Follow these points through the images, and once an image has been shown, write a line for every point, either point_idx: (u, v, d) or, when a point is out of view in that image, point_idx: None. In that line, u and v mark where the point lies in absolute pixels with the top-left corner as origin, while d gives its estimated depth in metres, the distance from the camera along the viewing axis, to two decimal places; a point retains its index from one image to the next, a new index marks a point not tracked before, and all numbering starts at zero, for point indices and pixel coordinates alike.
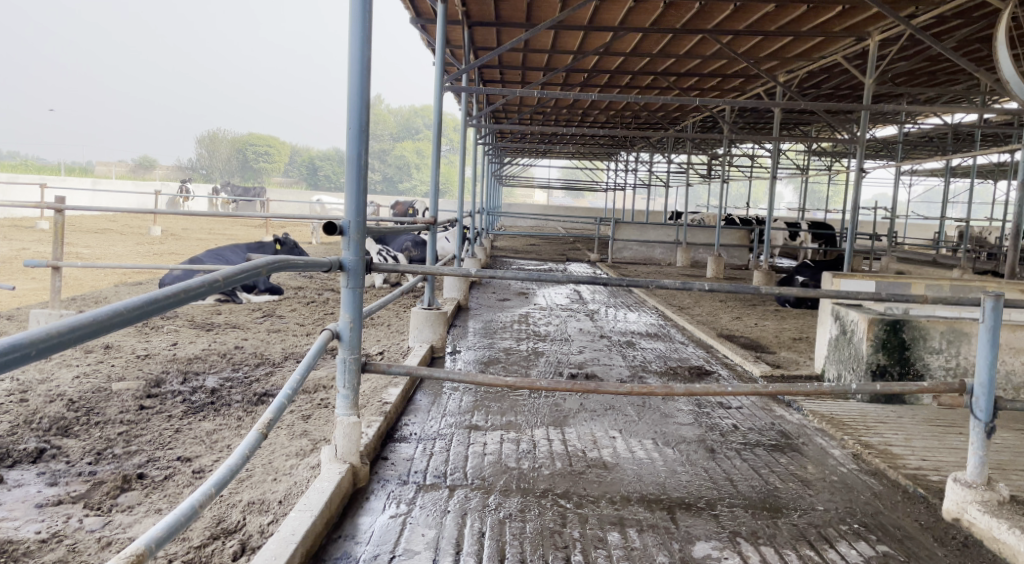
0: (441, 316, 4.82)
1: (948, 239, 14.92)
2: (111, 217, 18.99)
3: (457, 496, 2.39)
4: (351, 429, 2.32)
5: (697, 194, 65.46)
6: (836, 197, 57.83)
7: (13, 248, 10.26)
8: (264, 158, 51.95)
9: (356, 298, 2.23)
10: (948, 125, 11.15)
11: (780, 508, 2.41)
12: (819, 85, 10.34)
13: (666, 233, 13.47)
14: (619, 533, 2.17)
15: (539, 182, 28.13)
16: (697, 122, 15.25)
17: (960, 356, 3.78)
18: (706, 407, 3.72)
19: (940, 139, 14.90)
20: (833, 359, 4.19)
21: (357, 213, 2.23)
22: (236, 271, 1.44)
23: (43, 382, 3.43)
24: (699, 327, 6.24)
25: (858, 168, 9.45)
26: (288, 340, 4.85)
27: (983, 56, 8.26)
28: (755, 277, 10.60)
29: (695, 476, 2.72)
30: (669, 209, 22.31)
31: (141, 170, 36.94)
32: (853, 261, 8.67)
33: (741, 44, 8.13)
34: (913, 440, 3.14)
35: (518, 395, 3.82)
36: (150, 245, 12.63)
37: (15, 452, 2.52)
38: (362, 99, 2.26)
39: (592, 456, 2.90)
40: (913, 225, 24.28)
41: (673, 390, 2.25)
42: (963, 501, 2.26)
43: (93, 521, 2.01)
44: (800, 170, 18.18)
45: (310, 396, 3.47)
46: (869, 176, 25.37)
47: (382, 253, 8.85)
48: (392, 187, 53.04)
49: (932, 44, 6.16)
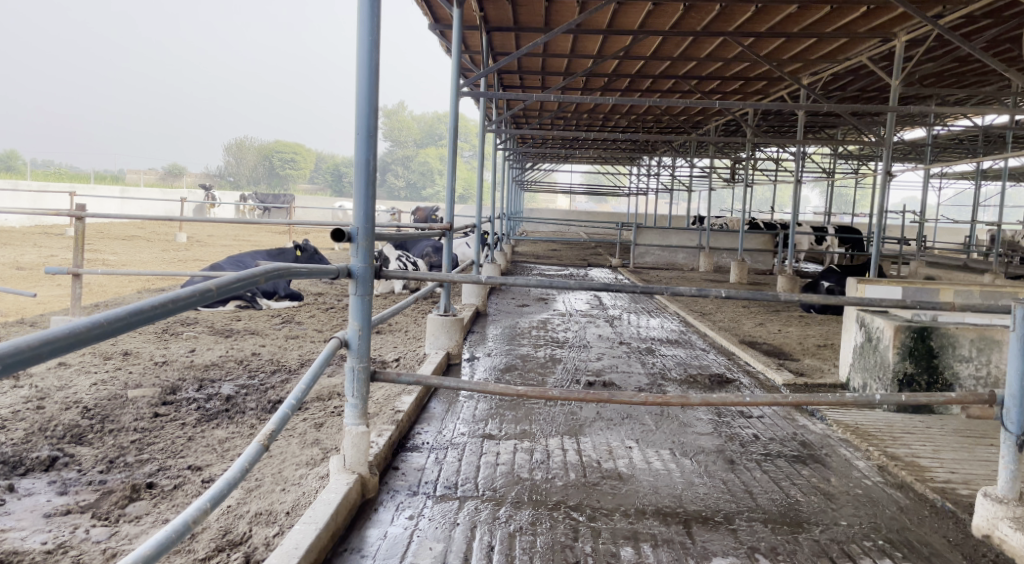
0: (457, 323, 4.78)
1: (980, 243, 14.51)
2: (140, 224, 19.38)
3: (468, 508, 2.35)
4: (359, 439, 2.29)
5: (722, 198, 64.86)
6: (864, 200, 57.02)
7: (42, 255, 10.47)
8: (290, 165, 52.80)
9: (365, 306, 2.21)
10: (979, 126, 10.85)
11: (802, 523, 2.32)
12: (844, 87, 10.15)
13: (688, 238, 13.32)
14: (632, 548, 2.11)
15: (560, 187, 28.17)
16: (720, 125, 15.09)
17: (991, 365, 3.64)
18: (726, 417, 3.64)
19: (971, 141, 14.56)
20: (858, 366, 4.07)
21: (366, 219, 2.21)
22: (232, 279, 1.40)
23: (60, 389, 3.47)
24: (721, 334, 6.14)
25: (886, 171, 9.20)
26: (305, 347, 4.85)
27: (1014, 55, 8.04)
28: (780, 283, 10.41)
29: (713, 488, 2.64)
30: (692, 213, 22.10)
31: (170, 177, 37.61)
32: (881, 266, 8.45)
33: (762, 46, 8.02)
34: (942, 452, 3.02)
35: (533, 403, 3.76)
36: (175, 251, 12.80)
37: (28, 460, 2.53)
38: (370, 105, 2.23)
39: (607, 467, 2.83)
40: (944, 230, 23.78)
41: (689, 399, 2.18)
42: (993, 518, 2.15)
43: (100, 532, 2.00)
44: (826, 173, 17.85)
45: (323, 403, 3.46)
46: (899, 180, 24.86)
47: (402, 259, 8.86)
48: (415, 193, 53.40)
49: (961, 43, 5.97)
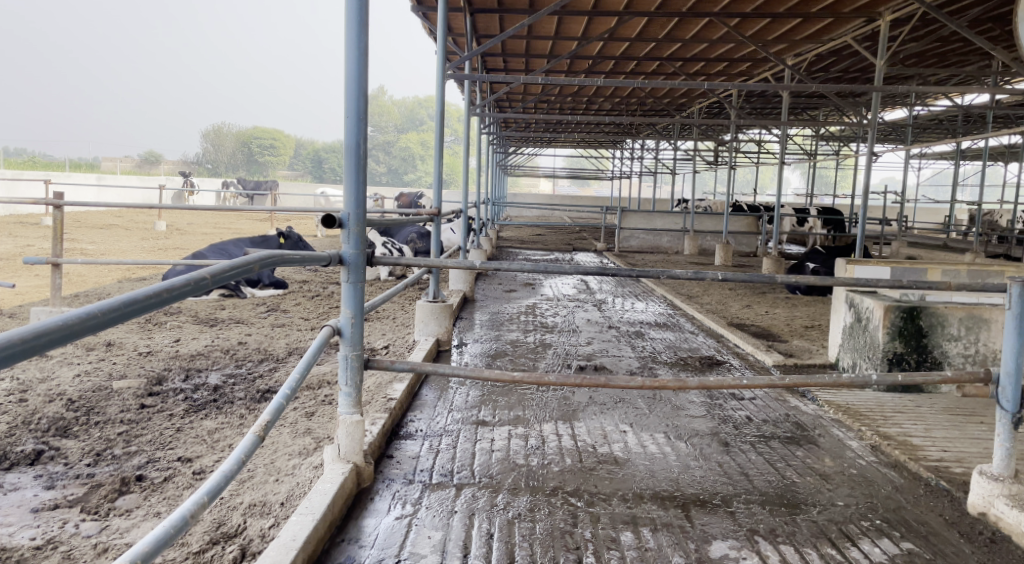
0: (446, 309, 4.74)
1: (960, 223, 14.68)
2: (116, 213, 19.02)
3: (465, 496, 2.32)
4: (354, 428, 2.25)
5: (704, 181, 65.19)
6: (844, 182, 57.73)
7: (18, 244, 10.25)
8: (270, 151, 52.18)
9: (357, 293, 2.16)
10: (960, 106, 10.95)
11: (798, 504, 2.33)
12: (827, 69, 10.18)
13: (673, 221, 13.35)
14: (632, 533, 2.10)
15: (543, 171, 28.17)
16: (704, 107, 15.09)
17: (979, 344, 3.68)
18: (718, 399, 3.65)
19: (951, 122, 14.70)
20: (848, 347, 4.10)
21: (357, 205, 2.15)
22: (225, 266, 1.35)
23: (43, 381, 3.38)
24: (709, 316, 6.16)
25: (870, 152, 9.24)
26: (292, 335, 4.79)
27: (996, 35, 8.09)
28: (765, 265, 10.46)
29: (709, 471, 2.63)
30: (676, 196, 22.15)
31: (146, 163, 36.81)
32: (866, 247, 8.40)
33: (748, 27, 7.99)
34: (934, 430, 3.05)
35: (526, 388, 3.75)
36: (154, 240, 12.56)
37: (12, 454, 2.46)
38: (359, 86, 2.16)
39: (602, 451, 2.82)
40: (923, 211, 24.10)
41: (686, 383, 2.16)
42: (990, 495, 2.17)
43: (89, 527, 1.95)
44: (809, 155, 17.96)
45: (314, 392, 3.42)
46: (879, 162, 25.12)
47: (388, 244, 8.78)
48: (397, 178, 53.00)
49: (947, 22, 5.97)
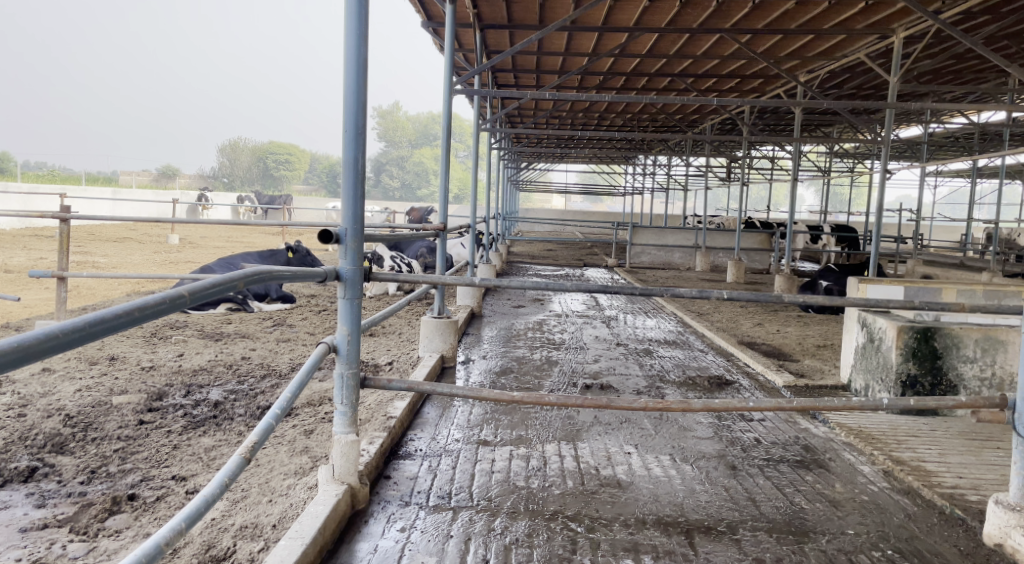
0: (451, 325, 4.70)
1: (977, 243, 14.40)
2: (130, 226, 19.21)
3: (462, 520, 2.26)
4: (349, 448, 2.20)
5: (717, 198, 64.98)
6: (858, 200, 57.36)
7: (31, 258, 10.34)
8: (285, 166, 52.66)
9: (354, 309, 2.12)
10: (976, 123, 10.82)
11: (807, 532, 2.25)
12: (840, 85, 10.15)
13: (684, 237, 13.27)
14: (632, 561, 2.03)
15: (556, 187, 28.25)
16: (716, 123, 15.02)
17: (995, 366, 3.57)
18: (726, 420, 3.57)
19: (966, 138, 14.52)
20: (860, 368, 4.00)
21: (354, 220, 2.12)
22: (208, 283, 1.31)
23: (44, 395, 3.37)
24: (719, 334, 6.07)
25: (885, 168, 9.12)
26: (296, 350, 4.76)
27: (1013, 52, 8.03)
28: (777, 282, 10.34)
29: (715, 496, 2.56)
30: (689, 212, 22.00)
31: (163, 177, 37.12)
32: (880, 266, 8.24)
33: (758, 43, 7.96)
34: (949, 455, 2.95)
35: (528, 408, 3.68)
36: (166, 253, 12.62)
37: (6, 471, 2.44)
38: (358, 100, 2.14)
39: (605, 474, 2.75)
40: (941, 229, 23.73)
41: (690, 405, 2.09)
42: (1006, 526, 2.07)
43: (77, 547, 1.91)
44: (822, 171, 17.80)
45: (314, 409, 3.38)
46: (894, 180, 24.87)
47: (395, 259, 8.78)
48: (410, 193, 53.27)
49: (963, 38, 5.88)
